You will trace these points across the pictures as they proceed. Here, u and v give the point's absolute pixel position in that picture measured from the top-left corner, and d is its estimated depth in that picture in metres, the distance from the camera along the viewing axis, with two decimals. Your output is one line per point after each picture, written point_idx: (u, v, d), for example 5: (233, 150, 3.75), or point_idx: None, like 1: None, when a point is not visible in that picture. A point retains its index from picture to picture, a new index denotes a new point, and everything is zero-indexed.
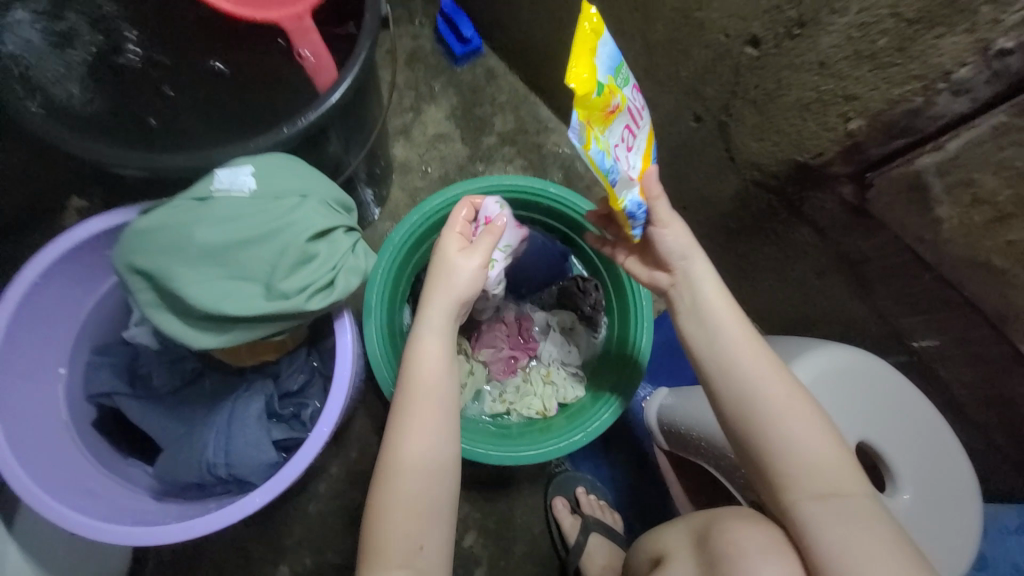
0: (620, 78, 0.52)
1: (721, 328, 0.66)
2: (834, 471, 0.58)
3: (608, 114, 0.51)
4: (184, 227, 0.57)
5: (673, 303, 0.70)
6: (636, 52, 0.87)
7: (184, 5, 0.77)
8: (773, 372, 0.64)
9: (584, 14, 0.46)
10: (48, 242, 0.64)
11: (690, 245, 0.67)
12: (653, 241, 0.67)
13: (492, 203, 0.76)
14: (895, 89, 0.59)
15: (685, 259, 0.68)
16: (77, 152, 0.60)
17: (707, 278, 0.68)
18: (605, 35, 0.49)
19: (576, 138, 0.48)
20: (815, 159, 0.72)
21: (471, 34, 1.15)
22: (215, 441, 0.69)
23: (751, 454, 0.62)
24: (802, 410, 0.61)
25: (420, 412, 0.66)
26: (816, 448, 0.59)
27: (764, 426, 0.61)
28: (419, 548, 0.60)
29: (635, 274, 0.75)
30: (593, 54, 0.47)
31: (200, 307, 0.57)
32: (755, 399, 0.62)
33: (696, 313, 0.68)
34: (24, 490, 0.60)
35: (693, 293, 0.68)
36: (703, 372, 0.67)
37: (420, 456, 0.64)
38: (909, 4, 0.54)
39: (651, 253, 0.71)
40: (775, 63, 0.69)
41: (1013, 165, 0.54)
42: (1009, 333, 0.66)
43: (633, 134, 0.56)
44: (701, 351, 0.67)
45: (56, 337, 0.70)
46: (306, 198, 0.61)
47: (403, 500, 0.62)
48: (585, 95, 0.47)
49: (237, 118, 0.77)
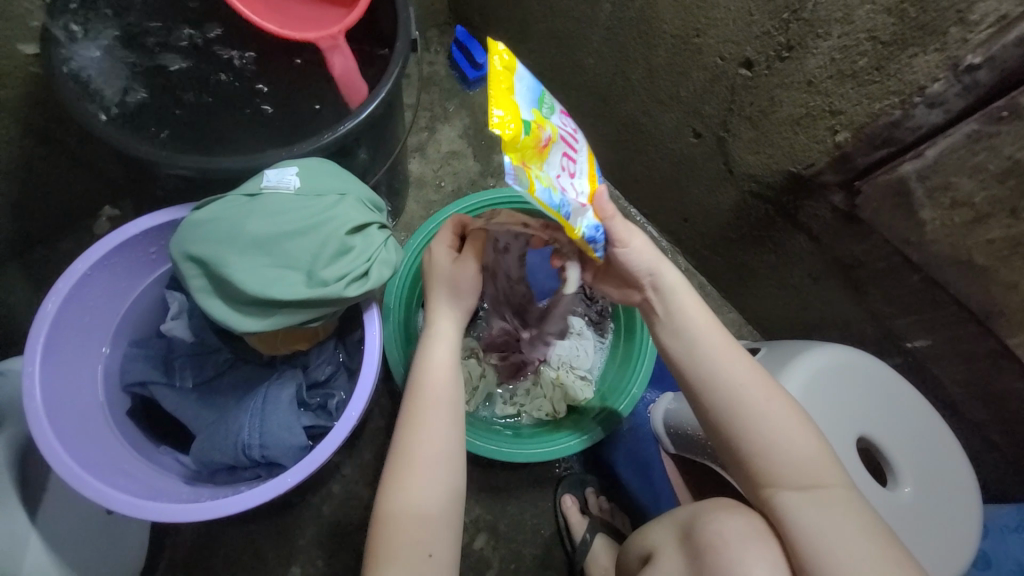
0: (544, 111, 0.55)
1: (697, 337, 0.67)
2: (812, 464, 0.61)
3: (540, 150, 0.52)
4: (235, 221, 0.64)
5: (648, 314, 0.71)
6: (639, 75, 0.95)
7: (227, 28, 0.84)
8: (750, 373, 0.65)
9: (495, 55, 0.50)
10: (100, 239, 0.70)
11: (656, 258, 0.68)
12: (619, 260, 0.68)
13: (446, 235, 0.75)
14: (876, 103, 0.66)
15: (652, 274, 0.69)
16: (139, 154, 0.66)
17: (682, 288, 0.69)
18: (519, 73, 0.53)
19: (523, 185, 0.48)
20: (807, 169, 0.78)
21: (483, 60, 1.24)
22: (250, 421, 0.74)
23: (735, 455, 0.64)
24: (778, 408, 0.63)
25: (429, 427, 0.65)
26: (794, 445, 0.61)
27: (745, 428, 0.63)
28: (429, 556, 0.60)
29: (607, 292, 0.77)
30: (512, 92, 0.51)
31: (249, 293, 0.63)
32: (736, 402, 0.64)
33: (672, 323, 0.69)
34: (66, 470, 0.64)
35: (666, 303, 0.69)
36: (684, 381, 0.68)
37: (430, 466, 0.63)
38: (885, 29, 0.61)
39: (617, 273, 0.72)
40: (768, 82, 0.76)
41: (987, 168, 0.60)
42: (996, 328, 0.70)
43: (572, 161, 0.58)
44: (680, 359, 0.68)
45: (96, 327, 0.75)
46: (345, 196, 0.68)
47: (415, 509, 0.61)
48: (513, 138, 0.48)
49: (268, 128, 0.82)
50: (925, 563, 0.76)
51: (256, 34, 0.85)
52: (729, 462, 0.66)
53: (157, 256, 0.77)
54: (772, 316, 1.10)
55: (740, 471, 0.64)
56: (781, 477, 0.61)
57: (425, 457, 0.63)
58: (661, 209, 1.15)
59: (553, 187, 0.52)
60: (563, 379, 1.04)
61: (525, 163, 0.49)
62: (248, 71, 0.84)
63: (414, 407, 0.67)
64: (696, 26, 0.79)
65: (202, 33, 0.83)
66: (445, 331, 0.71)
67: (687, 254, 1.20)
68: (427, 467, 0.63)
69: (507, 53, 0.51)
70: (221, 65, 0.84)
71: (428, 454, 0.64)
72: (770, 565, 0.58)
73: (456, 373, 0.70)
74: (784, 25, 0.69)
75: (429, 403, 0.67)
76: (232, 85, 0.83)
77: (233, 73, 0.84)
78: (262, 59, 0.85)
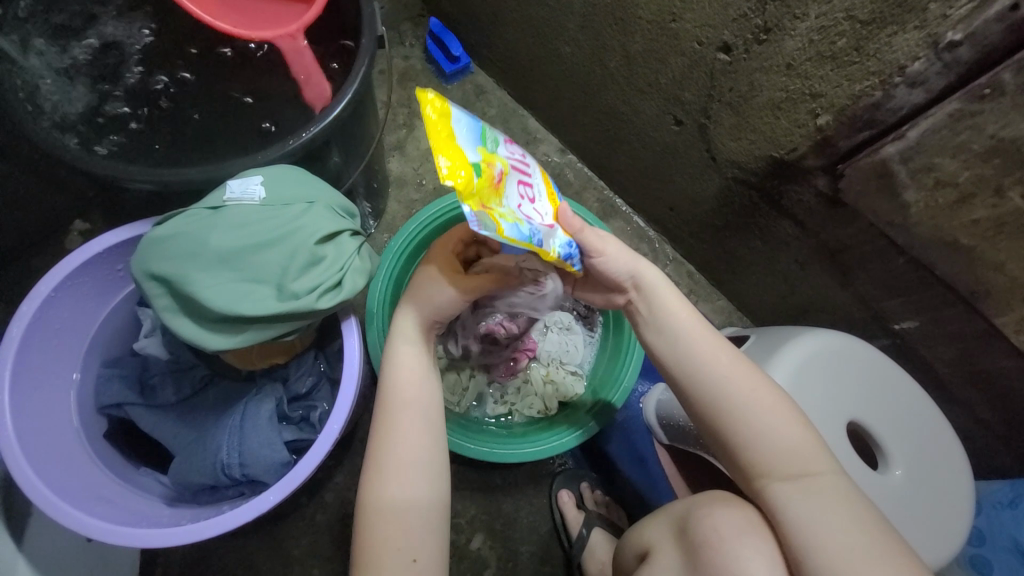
0: (488, 146, 0.53)
1: (682, 333, 0.66)
2: (801, 453, 0.60)
3: (495, 185, 0.51)
4: (199, 235, 0.63)
5: (633, 314, 0.70)
6: (618, 62, 0.92)
7: (186, 31, 0.82)
8: (736, 367, 0.64)
9: (425, 106, 0.48)
10: (60, 261, 0.69)
11: (632, 258, 0.68)
12: (597, 266, 0.66)
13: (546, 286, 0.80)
14: (856, 85, 0.64)
15: (633, 276, 0.68)
16: (95, 170, 0.64)
17: (662, 286, 0.68)
18: (455, 117, 0.51)
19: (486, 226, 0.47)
20: (790, 154, 0.77)
21: (459, 52, 1.20)
22: (228, 441, 0.74)
23: (726, 450, 0.63)
24: (767, 400, 0.62)
25: (400, 433, 0.64)
26: (785, 435, 0.61)
27: (734, 421, 0.62)
28: (413, 561, 0.59)
29: (590, 298, 0.76)
30: (453, 138, 0.49)
31: (216, 310, 0.62)
32: (725, 397, 0.62)
33: (656, 321, 0.67)
34: (44, 500, 0.64)
35: (648, 300, 0.68)
36: (672, 378, 0.66)
37: (406, 472, 0.62)
38: (862, 7, 0.59)
39: (598, 280, 0.71)
40: (746, 67, 0.74)
41: (970, 147, 0.59)
42: (983, 308, 0.69)
43: (529, 186, 0.57)
44: (668, 356, 0.66)
45: (67, 350, 0.75)
46: (313, 204, 0.66)
47: (391, 516, 0.60)
48: (468, 185, 0.47)
49: (230, 133, 0.79)
50: (916, 544, 0.76)
51: (219, 36, 0.82)
52: (722, 457, 0.65)
53: (125, 272, 0.76)
54: (761, 303, 1.09)
55: (733, 465, 0.63)
56: (771, 469, 0.60)
57: (397, 463, 0.62)
58: (646, 198, 1.13)
59: (515, 220, 0.51)
60: (553, 375, 1.02)
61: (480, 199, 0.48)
62: (206, 73, 0.81)
63: (382, 413, 0.65)
64: (672, 10, 0.77)
65: (160, 40, 0.81)
66: (408, 333, 0.68)
67: (674, 243, 1.18)
68: (402, 473, 0.62)
69: (433, 102, 0.49)
70: (179, 68, 0.81)
71: (400, 461, 0.62)
72: (769, 561, 0.57)
73: (426, 375, 0.68)
74: (760, 6, 0.67)
75: (399, 409, 0.65)
76: (189, 89, 0.80)
77: (189, 76, 0.81)
78: (217, 58, 0.82)
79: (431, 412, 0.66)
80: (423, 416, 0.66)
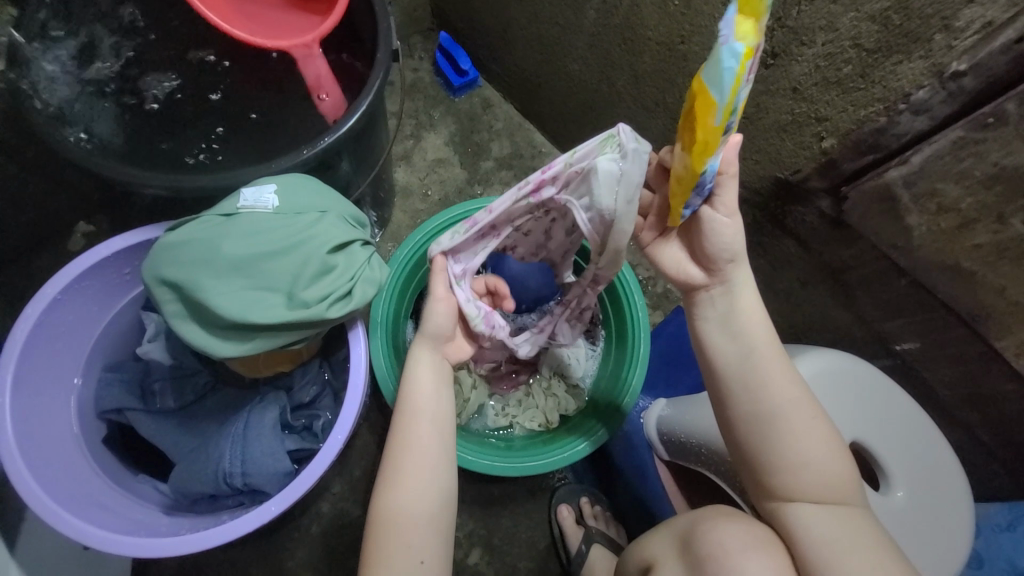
0: None
1: (754, 344, 0.65)
2: (834, 480, 0.60)
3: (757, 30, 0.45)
4: (214, 241, 0.63)
5: (698, 310, 0.68)
6: (626, 81, 0.94)
7: (200, 40, 0.83)
8: (792, 387, 0.64)
9: None
10: (67, 263, 0.69)
11: (742, 249, 0.64)
12: (707, 230, 0.62)
13: (607, 193, 0.59)
14: (861, 110, 0.66)
15: (732, 262, 0.64)
16: (106, 173, 0.64)
17: (746, 288, 0.66)
18: None
19: (733, 53, 0.43)
20: (794, 175, 0.79)
21: (468, 66, 1.22)
22: (231, 449, 0.73)
23: (756, 466, 0.63)
24: (815, 424, 0.62)
25: (416, 438, 0.67)
26: (824, 459, 0.61)
27: (776, 438, 0.62)
28: (420, 563, 0.61)
29: (661, 263, 0.67)
30: None
31: (225, 316, 0.62)
32: (770, 414, 0.63)
33: (726, 324, 0.66)
34: (42, 507, 0.63)
35: (731, 301, 0.66)
36: (719, 385, 0.66)
37: (422, 476, 0.65)
38: (868, 36, 0.61)
39: (691, 247, 0.66)
40: (752, 89, 0.76)
41: (973, 174, 0.60)
42: (985, 332, 0.70)
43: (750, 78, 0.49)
44: (726, 363, 0.65)
45: (70, 353, 0.74)
46: (326, 214, 0.66)
47: (404, 520, 0.62)
48: None
49: (241, 140, 0.80)
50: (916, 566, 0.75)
51: (234, 46, 0.84)
52: (745, 470, 0.65)
53: (132, 277, 0.76)
54: None
55: (756, 480, 0.64)
56: (803, 489, 0.60)
57: (411, 472, 0.65)
58: None
59: (738, 93, 0.46)
60: (554, 388, 1.04)
61: (756, 35, 0.43)
62: (220, 81, 0.82)
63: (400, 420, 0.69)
64: (681, 32, 0.78)
65: (171, 48, 0.82)
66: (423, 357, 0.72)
67: None
68: (419, 477, 0.65)
69: None
70: (193, 76, 0.82)
71: (414, 471, 0.65)
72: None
73: (438, 385, 0.71)
74: (768, 32, 0.69)
75: (414, 417, 0.68)
76: (201, 97, 0.81)
77: (200, 84, 0.82)
78: (230, 68, 0.83)
79: (442, 420, 0.70)
80: (438, 424, 0.69)
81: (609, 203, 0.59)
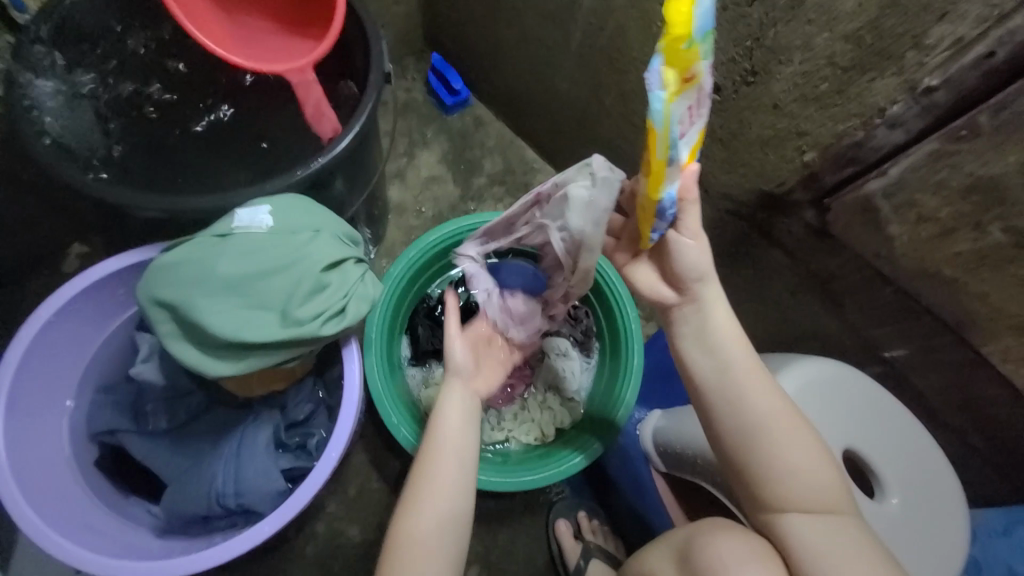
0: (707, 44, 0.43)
1: (732, 359, 0.65)
2: (823, 490, 0.61)
3: (689, 72, 0.44)
4: (208, 261, 0.63)
5: (675, 325, 0.68)
6: (613, 99, 0.97)
7: (195, 63, 0.85)
8: (776, 400, 0.64)
9: None
10: (61, 285, 0.69)
11: (708, 267, 0.64)
12: (674, 252, 0.63)
13: (578, 217, 0.67)
14: (839, 125, 0.68)
15: (701, 281, 0.65)
16: (102, 196, 0.65)
17: (719, 302, 0.66)
18: None
19: (655, 100, 0.44)
20: (778, 188, 0.81)
21: (460, 86, 1.25)
22: (224, 470, 0.73)
23: (746, 481, 0.63)
24: (801, 436, 0.63)
25: (439, 464, 0.68)
26: (812, 470, 0.61)
27: (762, 453, 0.62)
28: None
29: (635, 282, 0.68)
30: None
31: (219, 335, 0.62)
32: (756, 428, 0.63)
33: (703, 339, 0.66)
34: (35, 531, 0.63)
35: (703, 317, 0.66)
36: (704, 401, 0.66)
37: (439, 502, 0.66)
38: (843, 55, 0.63)
39: (663, 266, 0.66)
40: (735, 106, 0.78)
41: (949, 184, 0.62)
42: (970, 338, 0.71)
43: (696, 113, 0.48)
44: (708, 380, 0.65)
45: (62, 375, 0.74)
46: (319, 232, 0.67)
47: (420, 546, 0.64)
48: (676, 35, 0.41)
49: (236, 161, 0.81)
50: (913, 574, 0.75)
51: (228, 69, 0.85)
52: (736, 485, 0.65)
53: (126, 297, 0.76)
54: None
55: (748, 494, 0.64)
56: (795, 501, 0.60)
57: (430, 497, 0.66)
58: None
59: (672, 132, 0.46)
60: (550, 402, 1.04)
61: (677, 86, 0.44)
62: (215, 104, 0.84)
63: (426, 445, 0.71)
64: None
65: (167, 72, 0.83)
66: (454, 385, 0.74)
67: None
68: (437, 503, 0.66)
69: None
70: (190, 99, 0.83)
71: (433, 496, 0.66)
72: None
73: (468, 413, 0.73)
74: (748, 52, 0.71)
75: (441, 443, 0.70)
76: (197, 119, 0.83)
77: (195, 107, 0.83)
78: (225, 91, 0.85)
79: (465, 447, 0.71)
80: (459, 451, 0.70)
81: (581, 226, 0.67)
